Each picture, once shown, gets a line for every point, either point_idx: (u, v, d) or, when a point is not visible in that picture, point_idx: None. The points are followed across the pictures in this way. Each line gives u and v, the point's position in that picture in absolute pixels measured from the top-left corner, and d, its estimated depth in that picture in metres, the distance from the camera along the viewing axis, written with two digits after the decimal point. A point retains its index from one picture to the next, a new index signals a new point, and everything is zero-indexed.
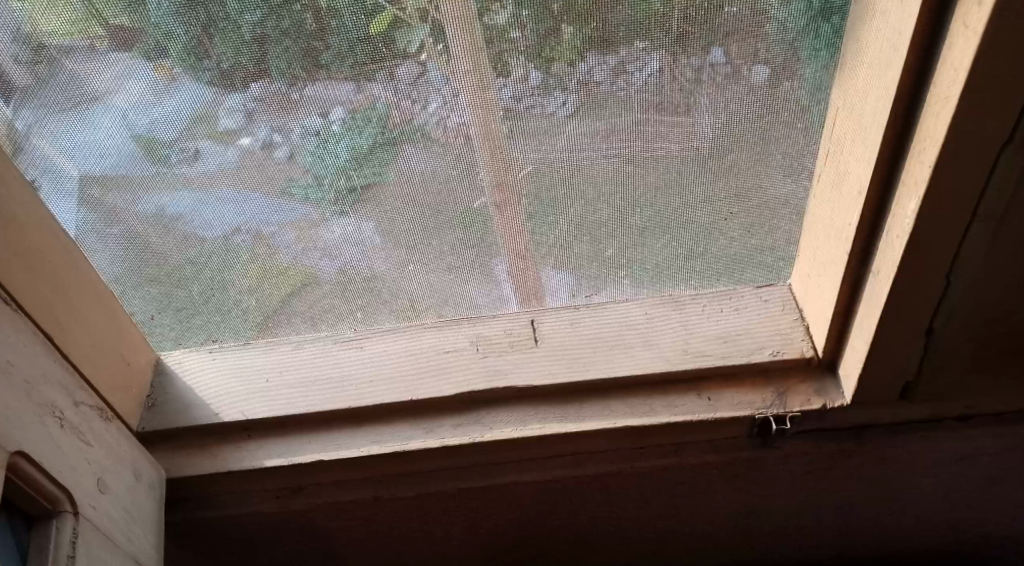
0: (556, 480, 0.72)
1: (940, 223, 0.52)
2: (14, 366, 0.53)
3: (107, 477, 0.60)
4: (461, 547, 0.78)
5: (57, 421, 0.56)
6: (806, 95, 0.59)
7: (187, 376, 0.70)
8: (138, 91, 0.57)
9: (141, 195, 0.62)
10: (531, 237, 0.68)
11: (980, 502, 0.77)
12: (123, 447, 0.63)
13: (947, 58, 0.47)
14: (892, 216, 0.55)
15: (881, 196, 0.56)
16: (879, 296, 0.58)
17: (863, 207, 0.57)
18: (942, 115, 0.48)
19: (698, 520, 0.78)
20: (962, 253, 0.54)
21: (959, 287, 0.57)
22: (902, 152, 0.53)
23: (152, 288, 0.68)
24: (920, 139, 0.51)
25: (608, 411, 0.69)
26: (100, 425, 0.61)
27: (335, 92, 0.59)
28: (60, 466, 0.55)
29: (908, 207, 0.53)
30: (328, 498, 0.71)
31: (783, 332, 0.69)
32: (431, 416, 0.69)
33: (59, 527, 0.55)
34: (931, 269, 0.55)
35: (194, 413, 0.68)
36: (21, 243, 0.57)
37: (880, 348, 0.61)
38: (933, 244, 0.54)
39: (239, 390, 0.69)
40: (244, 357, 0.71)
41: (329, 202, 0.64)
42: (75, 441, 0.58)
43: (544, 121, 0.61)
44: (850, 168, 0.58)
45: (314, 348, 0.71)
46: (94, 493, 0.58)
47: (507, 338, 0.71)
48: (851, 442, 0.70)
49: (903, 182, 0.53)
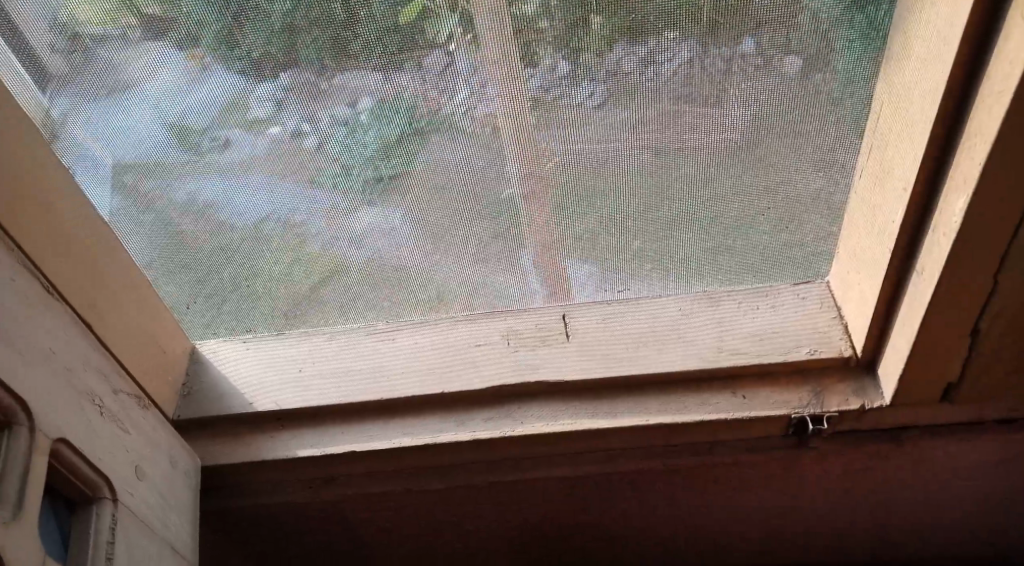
0: (587, 475, 0.77)
1: (987, 219, 0.55)
2: (56, 354, 0.57)
3: (144, 464, 0.65)
4: (500, 524, 0.85)
5: (97, 409, 0.60)
6: (838, 88, 0.61)
7: (222, 365, 0.76)
8: (171, 79, 0.60)
9: (174, 182, 0.66)
10: (556, 229, 0.69)
11: (1013, 507, 0.82)
12: (159, 433, 0.68)
13: (1004, 52, 0.49)
14: (939, 213, 0.58)
15: (927, 194, 0.59)
16: (923, 295, 0.61)
17: (909, 204, 0.59)
18: (994, 110, 0.51)
19: (728, 520, 0.84)
20: (1013, 249, 0.57)
21: (1008, 283, 0.60)
22: (949, 152, 0.56)
23: (186, 274, 0.72)
24: (970, 134, 0.54)
25: (641, 408, 0.72)
26: (138, 414, 0.66)
27: (365, 82, 0.60)
28: (100, 453, 0.59)
29: (958, 203, 0.56)
30: (359, 488, 0.77)
31: (822, 331, 0.72)
32: (458, 409, 0.74)
33: (99, 514, 0.58)
34: (982, 263, 0.58)
35: (228, 401, 0.74)
36: (60, 232, 0.61)
37: (925, 346, 0.64)
38: (982, 238, 0.57)
39: (271, 380, 0.75)
40: (277, 348, 0.76)
41: (357, 190, 0.66)
42: (115, 429, 0.62)
43: (576, 111, 0.62)
44: (895, 165, 0.60)
45: (345, 339, 0.76)
46: (132, 481, 0.62)
47: (538, 333, 0.74)
48: (889, 445, 0.75)
49: (954, 178, 0.56)
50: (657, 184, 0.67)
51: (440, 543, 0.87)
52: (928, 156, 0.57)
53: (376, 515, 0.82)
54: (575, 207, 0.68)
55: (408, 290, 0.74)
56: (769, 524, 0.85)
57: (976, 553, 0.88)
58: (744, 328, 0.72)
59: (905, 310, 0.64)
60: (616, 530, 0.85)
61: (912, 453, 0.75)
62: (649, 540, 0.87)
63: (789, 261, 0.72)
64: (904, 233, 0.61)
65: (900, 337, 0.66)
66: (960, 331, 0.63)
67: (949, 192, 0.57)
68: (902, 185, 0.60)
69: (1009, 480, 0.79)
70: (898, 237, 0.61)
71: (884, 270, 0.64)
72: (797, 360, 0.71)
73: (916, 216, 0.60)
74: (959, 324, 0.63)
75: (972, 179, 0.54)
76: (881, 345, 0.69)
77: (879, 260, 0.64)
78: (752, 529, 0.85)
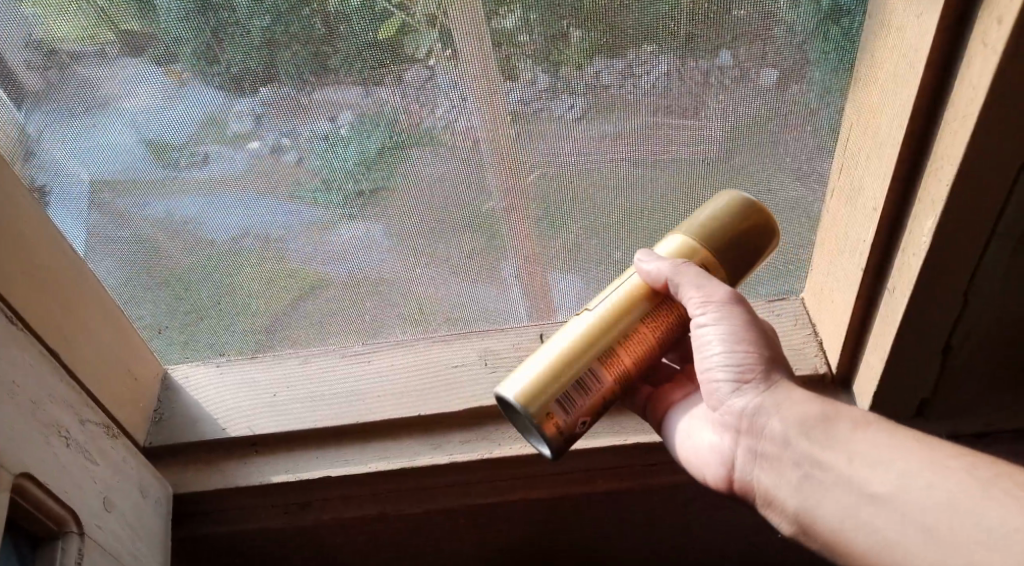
0: (570, 496, 0.77)
1: (956, 238, 0.57)
2: (20, 387, 0.56)
3: (112, 495, 0.63)
4: (480, 544, 0.84)
5: (63, 441, 0.59)
6: (816, 97, 0.62)
7: (194, 390, 0.75)
8: (150, 96, 0.59)
9: (152, 200, 0.65)
10: (539, 244, 0.70)
11: None
12: (129, 465, 0.67)
13: (965, 78, 0.51)
14: (909, 232, 0.59)
15: (897, 212, 0.60)
16: (893, 313, 0.63)
17: (880, 222, 0.61)
18: (959, 133, 0.52)
19: (707, 532, 0.85)
20: (981, 267, 0.59)
21: (978, 300, 0.61)
22: (918, 171, 0.57)
23: (162, 292, 0.71)
24: (937, 156, 0.55)
25: (620, 428, 0.74)
26: (106, 443, 0.65)
27: (344, 97, 0.60)
28: (66, 486, 0.58)
29: (927, 223, 0.57)
30: (335, 514, 0.76)
31: (797, 348, 0.74)
32: (437, 431, 0.74)
33: (65, 549, 0.58)
34: (953, 281, 0.59)
35: (201, 427, 0.74)
36: (29, 260, 0.60)
37: (895, 362, 0.65)
38: (952, 257, 0.58)
39: (246, 406, 0.75)
40: (249, 372, 0.76)
41: (338, 204, 0.66)
42: (83, 461, 0.61)
43: (555, 123, 0.62)
44: (865, 184, 0.61)
45: (320, 363, 0.76)
46: (100, 512, 0.61)
47: (516, 352, 0.75)
48: None
49: (923, 199, 0.57)
50: (640, 195, 0.67)
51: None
52: (896, 177, 0.58)
53: (353, 540, 0.81)
54: (556, 218, 0.68)
55: (388, 303, 0.74)
56: (750, 538, 0.86)
57: None
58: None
59: (878, 328, 0.66)
60: (596, 544, 0.86)
61: None
62: (630, 552, 0.87)
63: (769, 269, 0.74)
64: (877, 249, 0.62)
65: (875, 352, 0.67)
66: (932, 348, 0.64)
67: (918, 213, 0.58)
68: (872, 204, 0.61)
69: None
70: (869, 255, 0.63)
71: (857, 288, 0.65)
72: None
73: (887, 234, 0.61)
74: (931, 341, 0.64)
75: (940, 200, 0.55)
76: (855, 359, 0.70)
77: (850, 277, 0.66)
78: (733, 541, 0.86)
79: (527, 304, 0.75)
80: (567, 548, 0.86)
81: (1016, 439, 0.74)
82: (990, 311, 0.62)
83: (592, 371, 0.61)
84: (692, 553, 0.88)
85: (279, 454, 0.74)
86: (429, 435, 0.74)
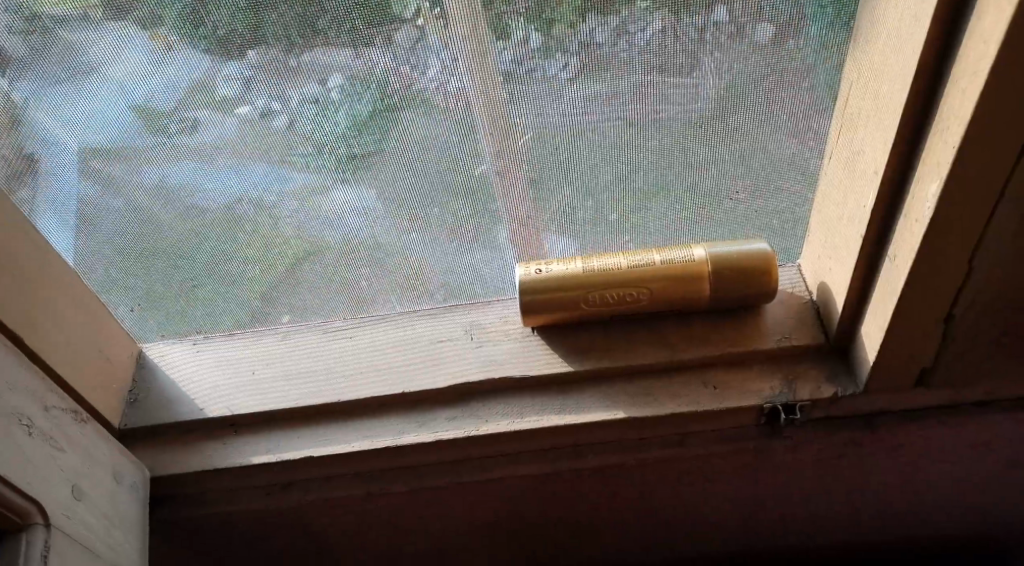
0: (555, 472, 0.76)
1: (962, 204, 0.54)
2: None
3: (82, 483, 0.62)
4: (470, 521, 0.84)
5: (26, 429, 0.58)
6: (812, 54, 0.61)
7: (170, 368, 0.76)
8: (135, 62, 0.58)
9: (142, 167, 0.64)
10: (535, 203, 0.70)
11: (995, 488, 0.82)
12: (101, 451, 0.66)
13: (977, 30, 0.48)
14: (913, 196, 0.57)
15: (899, 177, 0.58)
16: (896, 281, 0.61)
17: (882, 185, 0.59)
18: (967, 92, 0.49)
19: (700, 505, 0.84)
20: (987, 236, 0.56)
21: (983, 265, 0.58)
22: (922, 131, 0.55)
23: (157, 261, 0.72)
24: (945, 113, 0.52)
25: (609, 402, 0.72)
26: (73, 429, 0.63)
27: (331, 59, 0.59)
28: (30, 478, 0.57)
29: (932, 188, 0.54)
30: (319, 494, 0.75)
31: (796, 318, 0.73)
32: (422, 409, 0.73)
33: (30, 542, 0.56)
34: (957, 248, 0.57)
35: (175, 408, 0.73)
36: None
37: (897, 337, 0.64)
38: (958, 225, 0.55)
39: (223, 384, 0.74)
40: (229, 351, 0.76)
41: (330, 168, 0.65)
42: (48, 450, 0.59)
43: (547, 83, 0.61)
44: (867, 147, 0.60)
45: (301, 339, 0.76)
46: (69, 502, 0.60)
47: (503, 326, 0.75)
48: (864, 431, 0.74)
49: (927, 161, 0.55)
50: (620, 167, 0.68)
51: (410, 541, 0.86)
52: (899, 140, 0.56)
53: (340, 519, 0.80)
54: (551, 184, 0.68)
55: (385, 267, 0.74)
56: (744, 511, 0.85)
57: (948, 530, 0.89)
58: (711, 314, 0.73)
59: (879, 296, 0.64)
60: (587, 518, 0.85)
61: (888, 440, 0.75)
62: (620, 524, 0.87)
63: (765, 229, 0.74)
64: (878, 213, 0.61)
65: (874, 321, 0.65)
66: (932, 315, 0.62)
67: (922, 176, 0.56)
68: (874, 165, 0.59)
69: (986, 462, 0.78)
70: (872, 219, 0.61)
71: (857, 255, 0.64)
72: (771, 347, 0.72)
73: (888, 200, 0.60)
74: (932, 310, 0.61)
75: (946, 163, 0.52)
76: (856, 323, 0.69)
77: (849, 245, 0.65)
78: (726, 511, 0.86)
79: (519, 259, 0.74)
80: (557, 522, 0.85)
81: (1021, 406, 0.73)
82: (995, 277, 0.59)
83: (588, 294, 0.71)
84: (684, 524, 0.87)
85: (259, 433, 0.73)
86: (414, 412, 0.73)
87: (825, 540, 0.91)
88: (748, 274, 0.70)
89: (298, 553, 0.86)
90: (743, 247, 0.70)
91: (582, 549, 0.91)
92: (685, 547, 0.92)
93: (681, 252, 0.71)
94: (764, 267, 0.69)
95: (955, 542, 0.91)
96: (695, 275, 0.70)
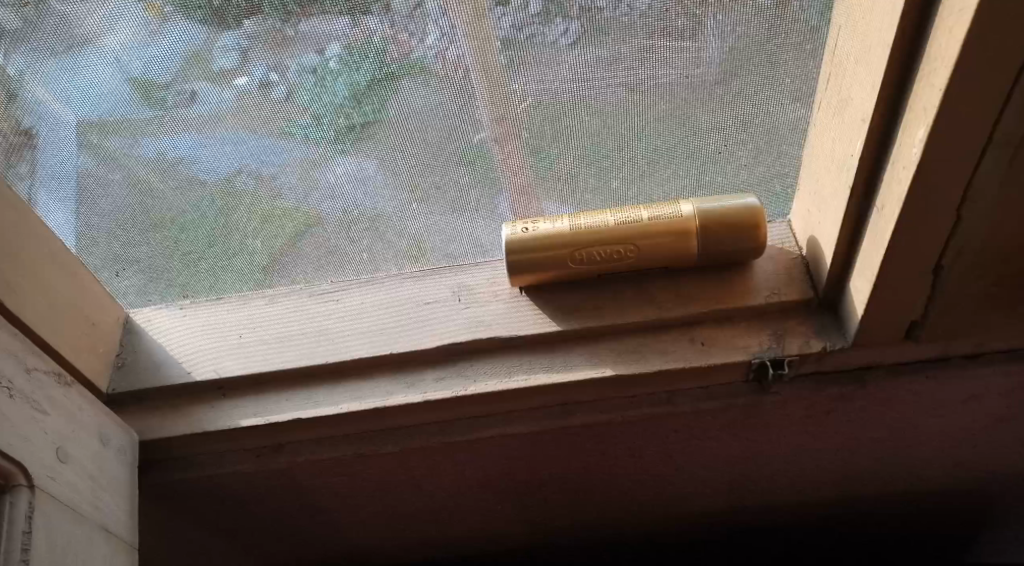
0: (544, 431, 0.77)
1: (950, 150, 0.54)
2: None
3: (66, 446, 0.62)
4: (462, 481, 0.85)
5: (5, 392, 0.58)
6: (816, 15, 0.61)
7: (157, 333, 0.76)
8: (131, 33, 0.58)
9: (143, 139, 0.64)
10: (533, 172, 0.70)
11: (978, 439, 0.84)
12: (87, 414, 0.66)
13: None
14: (900, 144, 0.57)
15: (885, 127, 0.59)
16: (882, 229, 0.61)
17: (869, 135, 0.59)
18: (955, 31, 0.49)
19: (689, 461, 0.86)
20: (974, 183, 0.56)
21: (973, 216, 0.58)
22: (909, 78, 0.55)
23: (157, 234, 0.72)
24: (932, 58, 0.52)
25: (596, 360, 0.72)
26: (57, 392, 0.64)
27: (330, 28, 0.58)
28: (11, 439, 0.57)
29: (919, 133, 0.55)
30: (309, 455, 0.76)
31: (782, 274, 0.74)
32: (412, 369, 0.73)
33: (14, 503, 0.56)
34: (945, 196, 0.57)
35: (162, 372, 0.74)
36: None
37: (883, 289, 0.64)
38: (946, 171, 0.55)
39: (210, 348, 0.74)
40: (214, 314, 0.76)
41: (328, 140, 0.66)
42: (30, 412, 0.60)
43: (548, 49, 0.61)
44: (854, 94, 0.60)
45: (287, 302, 0.76)
46: (53, 464, 0.60)
47: (490, 287, 0.75)
48: (851, 386, 0.75)
49: (913, 107, 0.55)
50: (616, 134, 0.68)
51: (402, 500, 0.88)
52: (886, 89, 0.56)
53: (331, 480, 0.81)
54: (550, 145, 0.68)
55: (384, 236, 0.75)
56: (729, 465, 0.87)
57: (930, 481, 0.92)
58: (700, 270, 0.74)
59: (866, 248, 0.64)
60: (576, 475, 0.87)
61: (874, 394, 0.76)
62: (610, 481, 0.88)
63: (766, 192, 0.75)
64: (865, 164, 0.61)
65: (861, 274, 0.66)
66: (920, 267, 0.62)
67: (908, 124, 0.56)
68: (861, 114, 0.59)
69: (970, 414, 0.80)
70: (858, 171, 0.62)
71: (845, 204, 0.64)
72: (756, 303, 0.72)
73: (875, 152, 0.60)
74: (919, 261, 0.62)
75: (933, 106, 0.53)
76: (844, 277, 0.69)
77: (837, 196, 0.65)
78: (711, 466, 0.87)
79: (513, 216, 0.74)
80: (548, 480, 0.87)
81: (1008, 360, 0.74)
82: (986, 229, 0.59)
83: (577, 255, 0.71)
84: (671, 479, 0.89)
85: (249, 397, 0.73)
86: (404, 373, 0.73)
87: (809, 492, 0.94)
88: (736, 229, 0.70)
89: (292, 513, 0.88)
90: (731, 202, 0.70)
91: (570, 504, 0.93)
92: (674, 501, 0.94)
93: (670, 208, 0.71)
94: (751, 219, 0.70)
95: (937, 492, 0.94)
96: (683, 231, 0.70)
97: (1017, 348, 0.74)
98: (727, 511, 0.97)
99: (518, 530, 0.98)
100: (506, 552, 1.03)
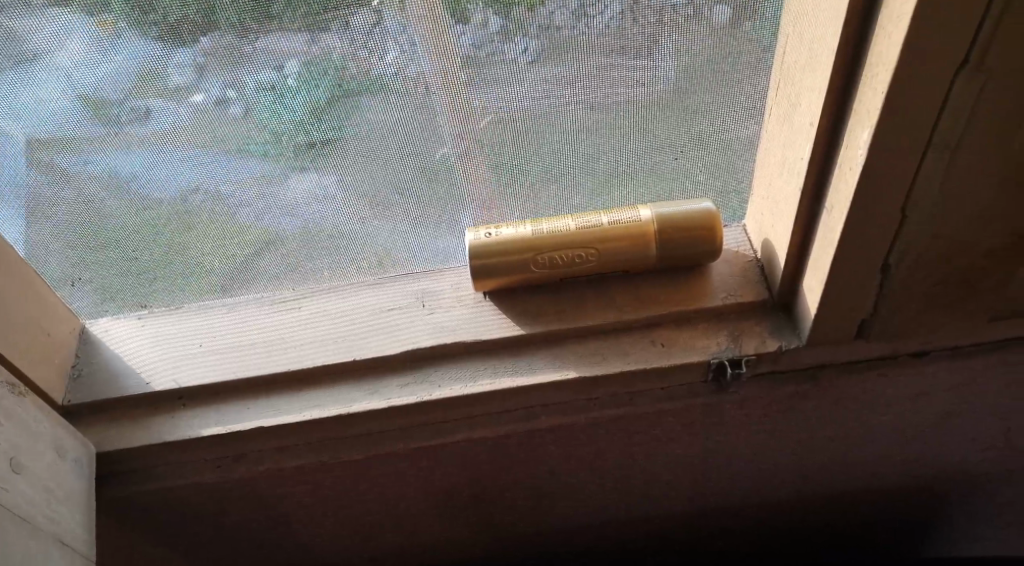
0: (507, 435, 0.77)
1: (891, 152, 0.56)
2: None
3: (19, 456, 0.61)
4: (426, 488, 0.85)
5: None
6: (766, 35, 0.62)
7: (115, 344, 0.74)
8: (80, 49, 0.57)
9: (87, 155, 0.64)
10: (489, 185, 0.71)
11: (929, 435, 0.86)
12: (43, 425, 0.64)
13: None
14: (845, 146, 0.58)
15: (831, 131, 0.60)
16: (832, 231, 0.62)
17: (817, 140, 0.60)
18: (894, 35, 0.51)
19: (650, 463, 0.87)
20: (917, 184, 0.58)
21: (916, 215, 0.60)
22: (852, 83, 0.56)
23: (107, 252, 0.71)
24: (873, 62, 0.53)
25: (558, 363, 0.73)
26: (11, 402, 0.62)
27: (288, 44, 0.58)
28: None
29: (863, 134, 0.56)
30: (270, 465, 0.75)
31: (738, 277, 0.75)
32: (375, 376, 0.73)
33: None
34: (889, 197, 0.58)
35: (119, 383, 0.72)
36: None
37: (833, 289, 0.66)
38: (890, 172, 0.57)
39: (170, 357, 0.74)
40: (173, 323, 0.75)
41: (288, 156, 0.66)
42: None
43: (509, 66, 0.62)
44: (801, 101, 0.61)
45: (248, 310, 0.76)
46: (4, 474, 0.59)
47: (453, 295, 0.75)
48: (806, 385, 0.77)
49: (857, 110, 0.56)
50: (577, 148, 0.69)
51: (366, 508, 0.88)
52: (831, 94, 0.58)
53: (294, 489, 0.81)
54: (508, 163, 0.69)
55: (343, 253, 0.75)
56: (691, 466, 0.89)
57: (884, 477, 0.94)
58: (658, 273, 0.75)
59: (816, 249, 0.66)
60: (539, 479, 0.87)
61: (829, 391, 0.78)
62: (573, 486, 0.89)
63: (724, 207, 0.76)
64: (814, 169, 0.62)
65: (813, 274, 0.67)
66: (869, 266, 0.64)
67: (853, 127, 0.57)
68: (809, 120, 0.60)
69: (921, 411, 0.82)
70: (807, 176, 0.63)
71: (796, 209, 0.65)
72: (713, 305, 0.74)
73: (823, 156, 0.61)
74: (866, 261, 0.63)
75: (875, 109, 0.54)
76: (797, 278, 0.71)
77: (788, 201, 0.66)
78: (673, 467, 0.89)
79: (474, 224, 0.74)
80: (512, 486, 0.87)
81: (955, 357, 0.76)
82: (929, 228, 0.61)
83: (536, 261, 0.71)
84: (633, 481, 0.90)
85: (208, 407, 0.73)
86: (365, 380, 0.73)
87: (768, 490, 0.95)
88: (694, 233, 0.71)
89: (257, 524, 0.87)
90: (688, 206, 0.71)
91: (534, 509, 0.93)
92: (638, 504, 0.95)
93: (625, 212, 0.72)
94: (709, 223, 0.70)
95: (891, 487, 0.96)
96: (642, 235, 0.71)
97: (964, 345, 0.76)
98: (688, 511, 0.98)
99: (482, 537, 0.98)
100: (471, 558, 1.03)
